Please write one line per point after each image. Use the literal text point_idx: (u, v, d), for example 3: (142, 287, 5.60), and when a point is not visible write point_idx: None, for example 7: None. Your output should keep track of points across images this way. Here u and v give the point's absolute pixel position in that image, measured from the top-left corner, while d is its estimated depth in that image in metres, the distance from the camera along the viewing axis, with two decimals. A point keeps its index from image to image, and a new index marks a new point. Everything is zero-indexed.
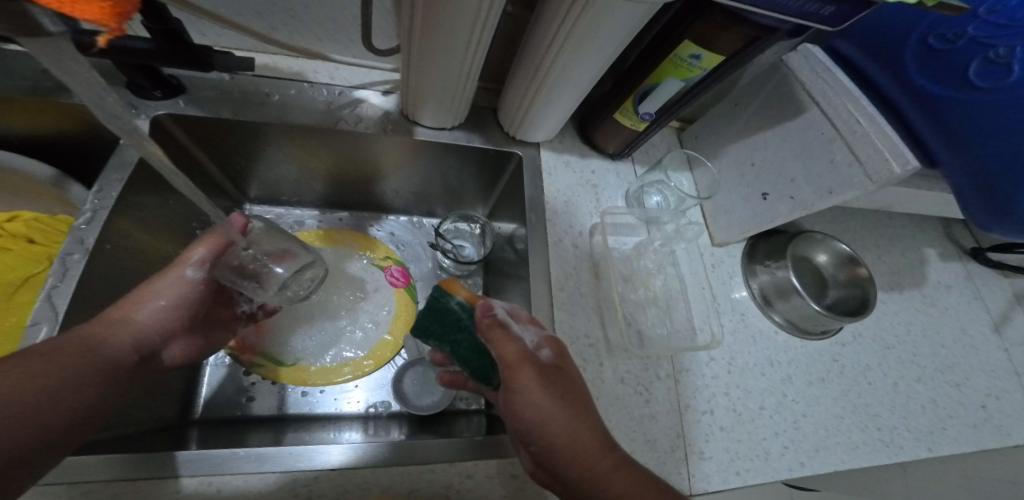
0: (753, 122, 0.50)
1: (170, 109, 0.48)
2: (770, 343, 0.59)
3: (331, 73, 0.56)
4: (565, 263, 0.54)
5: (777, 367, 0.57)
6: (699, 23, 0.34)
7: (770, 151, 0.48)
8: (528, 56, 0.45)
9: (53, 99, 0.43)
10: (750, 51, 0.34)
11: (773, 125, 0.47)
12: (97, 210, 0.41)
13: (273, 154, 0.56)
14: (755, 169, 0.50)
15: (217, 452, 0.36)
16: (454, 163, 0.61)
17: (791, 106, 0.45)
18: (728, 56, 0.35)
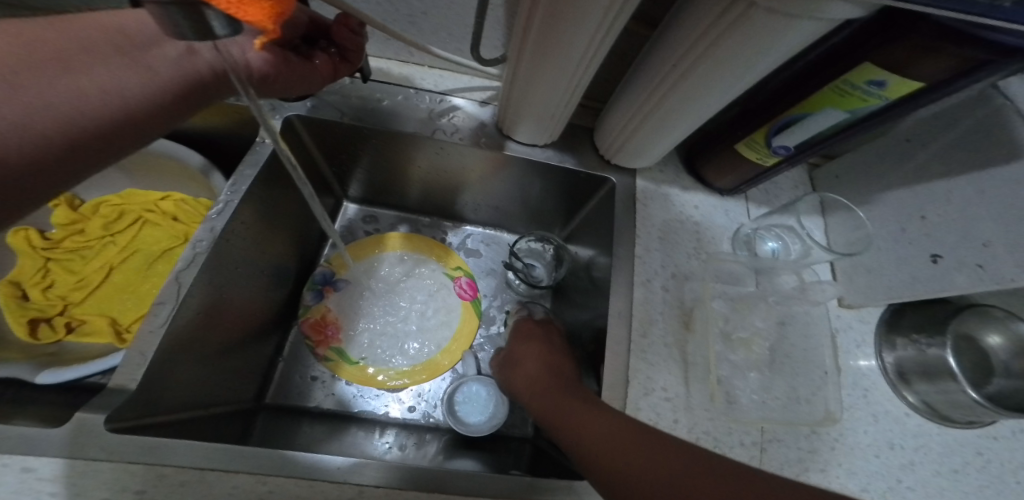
0: (934, 166, 0.42)
1: (300, 111, 0.51)
2: (896, 425, 0.46)
3: (435, 80, 0.58)
4: (652, 306, 0.48)
5: (898, 453, 0.44)
6: (889, 46, 0.28)
7: (952, 205, 0.40)
8: (641, 78, 0.41)
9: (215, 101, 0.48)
10: (958, 81, 0.28)
11: (966, 173, 0.39)
12: (229, 202, 0.46)
13: (376, 160, 0.59)
14: (925, 224, 0.42)
15: (277, 453, 0.37)
16: (540, 182, 0.58)
17: (1004, 149, 0.36)
18: (927, 84, 0.29)
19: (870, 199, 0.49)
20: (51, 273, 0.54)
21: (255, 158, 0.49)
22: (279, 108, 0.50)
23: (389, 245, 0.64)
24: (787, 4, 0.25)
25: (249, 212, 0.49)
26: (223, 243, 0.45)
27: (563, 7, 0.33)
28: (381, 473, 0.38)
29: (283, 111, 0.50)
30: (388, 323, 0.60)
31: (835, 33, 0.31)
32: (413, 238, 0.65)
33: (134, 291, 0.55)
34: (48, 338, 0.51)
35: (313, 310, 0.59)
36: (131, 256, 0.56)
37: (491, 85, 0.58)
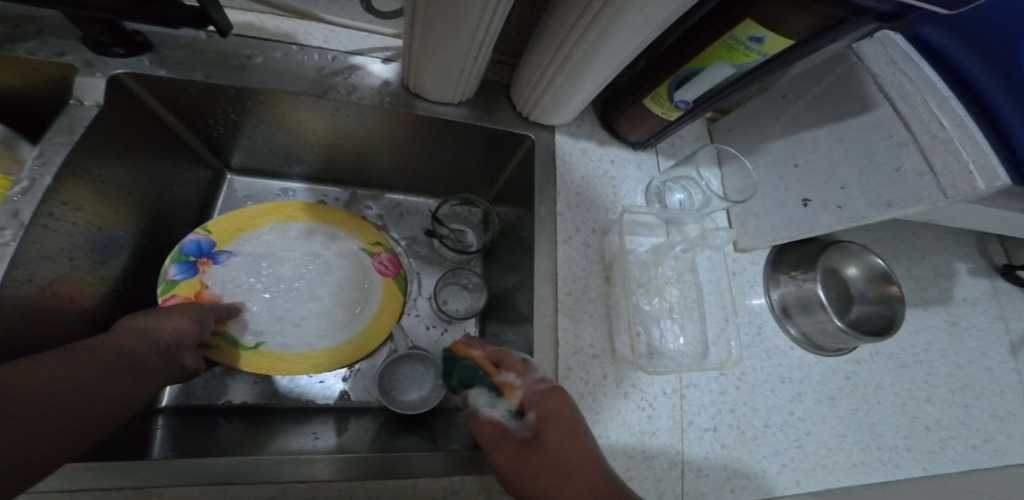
0: (807, 118, 0.46)
1: (131, 68, 0.41)
2: (784, 360, 0.53)
3: (325, 36, 0.50)
4: (574, 264, 0.50)
5: (787, 386, 0.52)
6: None
7: (819, 153, 0.45)
8: (550, 31, 0.40)
9: (4, 54, 0.38)
10: (823, 38, 0.30)
11: (831, 122, 0.43)
12: (35, 179, 0.36)
13: (258, 123, 0.51)
14: (797, 171, 0.48)
15: (183, 463, 0.33)
16: (456, 143, 0.55)
17: (859, 101, 0.41)
18: (797, 39, 0.31)
19: (756, 149, 0.53)
20: None
21: (68, 123, 0.38)
22: (99, 66, 0.40)
23: (290, 213, 0.56)
24: None
25: (77, 191, 0.39)
26: (40, 231, 0.36)
27: None
28: (329, 470, 0.35)
29: (107, 69, 0.40)
30: (293, 302, 0.53)
31: None
32: (320, 207, 0.58)
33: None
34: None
35: (185, 290, 0.49)
36: None
37: (393, 42, 0.52)
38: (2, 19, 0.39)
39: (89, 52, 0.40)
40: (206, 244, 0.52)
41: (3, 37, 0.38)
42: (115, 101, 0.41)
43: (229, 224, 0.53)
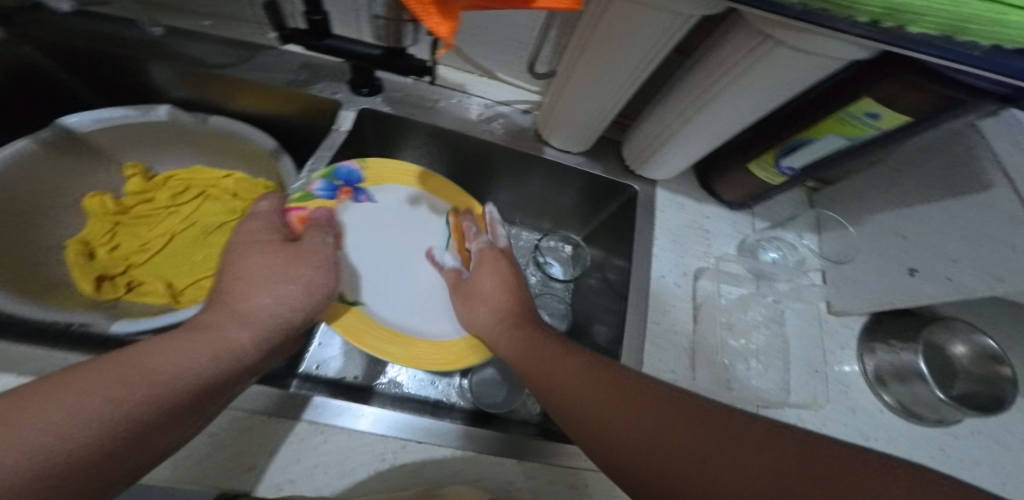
0: (917, 192, 0.49)
1: (370, 105, 0.58)
2: (870, 418, 0.53)
3: (483, 88, 0.64)
4: (665, 299, 0.55)
5: (872, 444, 0.51)
6: (887, 81, 0.35)
7: (925, 226, 0.47)
8: (669, 104, 0.48)
9: (300, 91, 0.56)
10: (941, 115, 0.35)
11: (943, 197, 0.46)
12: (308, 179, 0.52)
13: (422, 154, 0.65)
14: (905, 242, 0.49)
15: (334, 405, 0.43)
16: (566, 187, 0.65)
17: (972, 180, 0.43)
18: (911, 116, 0.36)
19: (860, 218, 0.56)
20: (120, 236, 0.60)
21: (330, 142, 0.56)
22: (353, 102, 0.57)
23: (410, 179, 0.57)
24: (801, 43, 0.31)
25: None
26: None
27: (615, 33, 0.40)
28: (378, 425, 0.43)
29: (356, 105, 0.57)
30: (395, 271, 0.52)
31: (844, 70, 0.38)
32: (431, 177, 0.58)
33: (189, 256, 0.60)
34: (107, 294, 0.56)
35: (315, 202, 0.49)
36: (190, 227, 0.61)
37: (532, 97, 0.65)
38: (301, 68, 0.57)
39: (346, 91, 0.58)
40: (356, 174, 0.53)
41: (301, 78, 0.57)
42: (354, 128, 0.57)
43: (383, 169, 0.55)
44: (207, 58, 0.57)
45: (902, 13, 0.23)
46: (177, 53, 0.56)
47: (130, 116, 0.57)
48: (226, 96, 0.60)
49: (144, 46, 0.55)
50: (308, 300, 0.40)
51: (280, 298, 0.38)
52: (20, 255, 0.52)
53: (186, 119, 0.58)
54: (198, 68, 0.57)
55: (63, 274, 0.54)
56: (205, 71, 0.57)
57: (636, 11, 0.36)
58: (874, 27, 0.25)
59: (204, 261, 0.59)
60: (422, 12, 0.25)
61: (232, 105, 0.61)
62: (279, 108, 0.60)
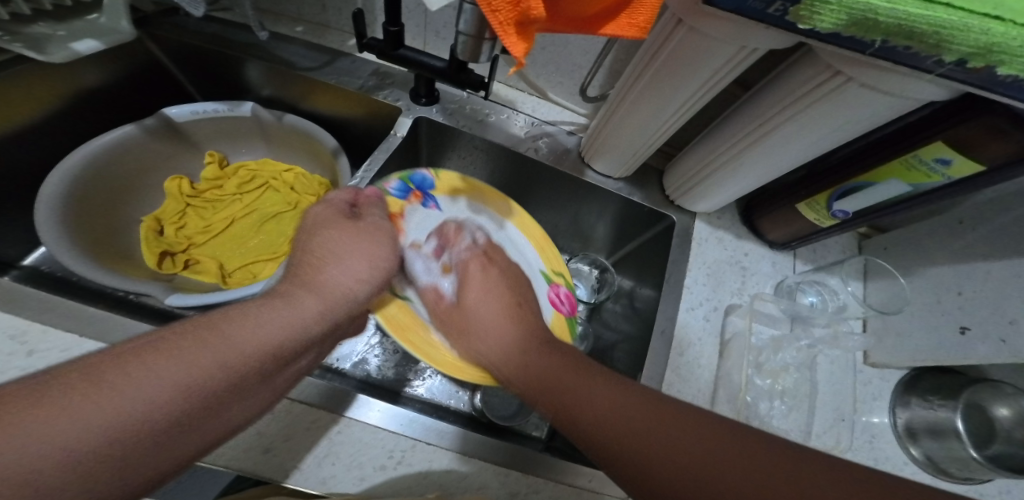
0: (977, 249, 0.48)
1: (428, 114, 0.61)
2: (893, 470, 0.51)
3: (533, 106, 0.68)
4: (696, 330, 0.55)
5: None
6: (962, 128, 0.35)
7: (985, 284, 0.46)
8: (722, 134, 0.50)
9: (368, 96, 0.60)
10: (1013, 169, 0.34)
11: (1005, 255, 0.45)
12: (364, 179, 0.56)
13: (468, 164, 0.68)
14: (960, 299, 0.48)
15: (354, 394, 0.45)
16: (604, 209, 0.66)
17: None
18: (987, 166, 0.36)
19: (912, 270, 0.55)
20: (187, 217, 0.64)
21: (387, 145, 0.59)
22: (412, 110, 0.61)
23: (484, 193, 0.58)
24: (873, 82, 0.32)
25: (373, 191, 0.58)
26: None
27: (680, 61, 0.41)
28: (386, 420, 0.44)
29: (415, 113, 0.61)
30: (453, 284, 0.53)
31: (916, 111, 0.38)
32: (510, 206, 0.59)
33: (245, 242, 0.63)
34: (168, 269, 0.60)
35: (389, 201, 0.52)
36: (248, 214, 0.65)
37: (579, 119, 0.67)
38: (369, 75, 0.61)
39: (408, 99, 0.61)
40: (429, 182, 0.56)
41: (372, 83, 0.61)
42: (410, 134, 0.61)
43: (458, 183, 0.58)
44: (295, 60, 0.61)
45: (996, 54, 0.24)
46: (268, 54, 0.61)
47: (219, 111, 0.61)
48: (297, 95, 0.64)
49: (238, 47, 0.60)
50: (357, 295, 0.40)
51: (351, 272, 0.40)
52: (104, 222, 0.57)
53: (264, 116, 0.62)
54: (282, 68, 0.61)
55: (133, 246, 0.59)
56: (288, 71, 0.60)
57: (706, 42, 0.37)
58: (961, 66, 0.26)
59: (257, 249, 0.63)
60: (502, 31, 0.27)
61: (304, 105, 0.66)
62: (347, 110, 0.64)
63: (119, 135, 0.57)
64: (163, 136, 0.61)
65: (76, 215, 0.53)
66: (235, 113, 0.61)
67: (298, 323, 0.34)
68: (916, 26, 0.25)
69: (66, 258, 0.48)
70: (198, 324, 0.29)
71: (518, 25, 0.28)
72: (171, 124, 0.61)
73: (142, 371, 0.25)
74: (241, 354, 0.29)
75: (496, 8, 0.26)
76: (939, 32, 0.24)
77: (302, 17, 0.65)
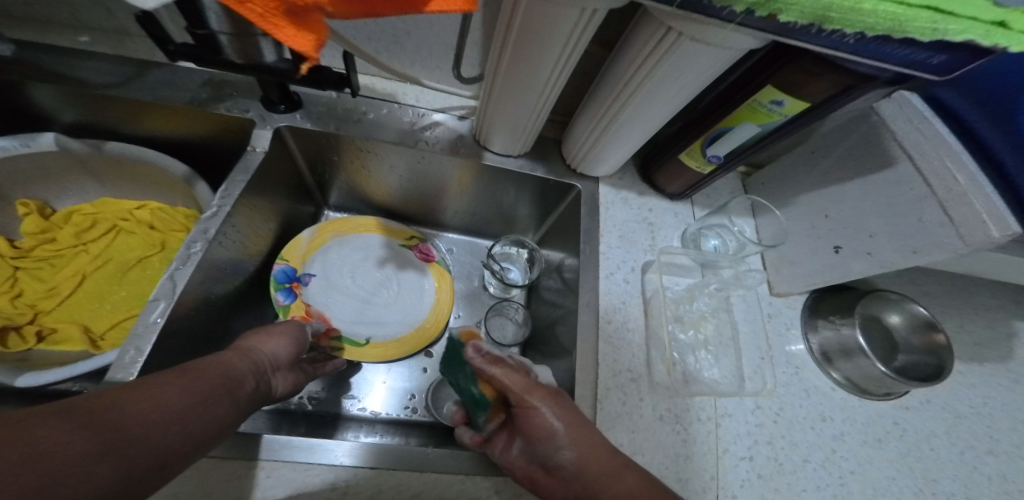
0: (833, 173, 0.51)
1: (289, 122, 0.55)
2: (824, 400, 0.54)
3: (417, 95, 0.63)
4: (617, 297, 0.55)
5: (830, 424, 0.52)
6: (788, 68, 0.36)
7: (847, 205, 0.49)
8: (598, 98, 0.49)
9: (207, 110, 0.53)
10: (840, 99, 0.36)
11: (853, 179, 0.48)
12: (220, 206, 0.49)
13: (360, 167, 0.63)
14: (829, 222, 0.51)
15: (279, 438, 0.40)
16: (512, 189, 0.65)
17: (880, 157, 0.45)
18: (813, 101, 0.37)
19: (786, 202, 0.58)
20: (20, 282, 0.54)
21: (245, 164, 0.52)
22: (269, 120, 0.54)
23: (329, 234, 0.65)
24: (701, 34, 0.32)
25: (245, 214, 0.52)
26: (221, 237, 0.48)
27: (530, 32, 0.39)
28: (353, 455, 0.40)
29: (273, 123, 0.55)
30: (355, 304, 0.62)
31: (747, 60, 0.39)
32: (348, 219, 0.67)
33: (108, 298, 0.54)
34: (16, 346, 0.48)
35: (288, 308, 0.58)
36: (103, 265, 0.56)
37: (467, 102, 0.64)
38: (207, 82, 0.54)
39: (261, 108, 0.55)
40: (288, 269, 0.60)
41: (208, 95, 0.54)
42: (275, 150, 0.55)
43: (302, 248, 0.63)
44: (86, 77, 0.52)
45: (773, 3, 0.25)
46: (64, 74, 0.51)
47: (10, 148, 0.51)
48: (134, 118, 0.55)
49: (12, 69, 0.50)
50: (297, 342, 0.44)
51: (281, 346, 0.42)
52: None
53: (74, 146, 0.53)
54: (84, 88, 0.51)
55: None
56: (94, 94, 0.51)
57: (547, 7, 0.35)
58: (752, 16, 0.26)
59: (124, 300, 0.54)
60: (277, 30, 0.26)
61: (130, 129, 0.57)
62: (190, 129, 0.57)
63: None
64: None
65: None
66: (33, 148, 0.50)
67: (236, 374, 0.34)
68: None
69: None
70: (171, 368, 0.30)
71: (290, 14, 0.26)
72: None
73: (117, 409, 0.24)
74: (197, 384, 0.30)
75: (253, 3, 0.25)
76: None
77: (82, 24, 0.54)
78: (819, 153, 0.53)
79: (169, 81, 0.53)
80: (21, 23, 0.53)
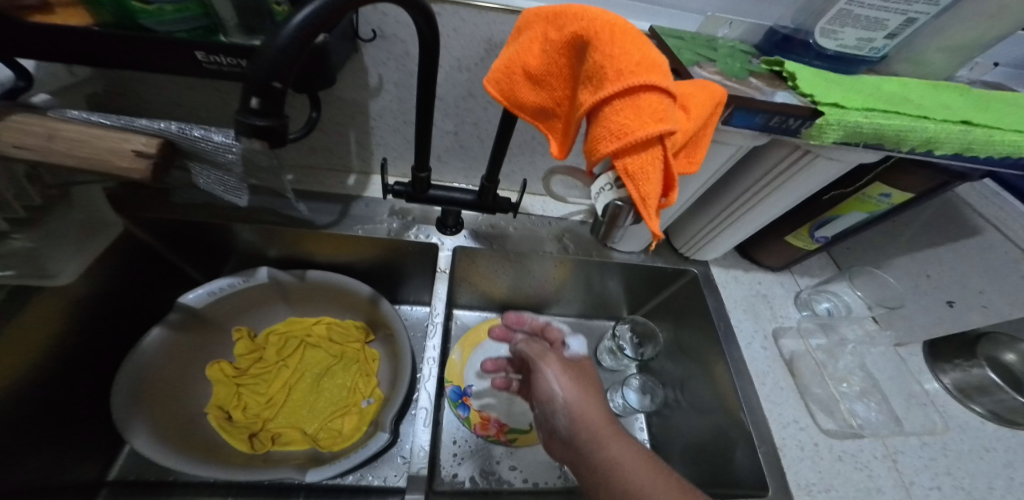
0: (921, 239, 0.64)
1: (459, 243, 0.67)
2: (980, 432, 0.58)
3: (542, 206, 0.77)
4: (760, 363, 0.62)
5: (997, 455, 0.56)
6: (890, 172, 0.49)
7: (945, 266, 0.61)
8: (719, 201, 0.61)
9: (399, 240, 0.64)
10: (938, 189, 0.49)
11: (946, 243, 0.60)
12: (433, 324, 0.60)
13: (502, 272, 0.74)
14: (931, 280, 0.62)
15: None
16: (633, 278, 0.75)
17: (966, 229, 0.59)
18: (915, 192, 0.49)
19: (881, 263, 0.69)
20: (244, 397, 0.61)
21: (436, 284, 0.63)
22: (446, 242, 0.67)
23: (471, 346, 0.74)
24: (839, 156, 0.45)
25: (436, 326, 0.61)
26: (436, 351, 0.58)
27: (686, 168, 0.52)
28: None
29: (450, 244, 0.67)
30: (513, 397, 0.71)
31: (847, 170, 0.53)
32: (479, 327, 0.77)
33: (314, 403, 0.62)
34: (261, 449, 0.57)
35: (472, 415, 0.67)
36: (301, 377, 0.64)
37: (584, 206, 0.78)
38: (394, 211, 0.67)
39: (435, 230, 0.67)
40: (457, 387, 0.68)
41: (397, 225, 0.65)
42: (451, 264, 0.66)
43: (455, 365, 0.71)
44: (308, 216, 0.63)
45: (933, 143, 0.38)
46: (284, 215, 0.62)
47: (235, 285, 0.62)
48: (324, 249, 0.66)
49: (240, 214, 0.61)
50: None
51: None
52: (175, 426, 0.54)
53: (283, 278, 0.65)
54: (299, 227, 0.62)
55: (212, 441, 0.56)
56: (311, 233, 0.62)
57: (714, 146, 0.48)
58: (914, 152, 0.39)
59: (330, 404, 0.62)
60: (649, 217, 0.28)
61: (317, 257, 0.68)
62: (369, 253, 0.68)
63: (151, 342, 0.55)
64: (188, 328, 0.60)
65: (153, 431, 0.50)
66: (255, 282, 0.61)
67: None
68: (885, 131, 0.37)
69: (183, 465, 0.47)
70: None
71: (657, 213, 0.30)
72: (193, 312, 0.60)
73: None
74: None
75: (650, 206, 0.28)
76: (898, 133, 0.37)
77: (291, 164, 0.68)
78: (900, 223, 0.66)
79: (365, 214, 0.65)
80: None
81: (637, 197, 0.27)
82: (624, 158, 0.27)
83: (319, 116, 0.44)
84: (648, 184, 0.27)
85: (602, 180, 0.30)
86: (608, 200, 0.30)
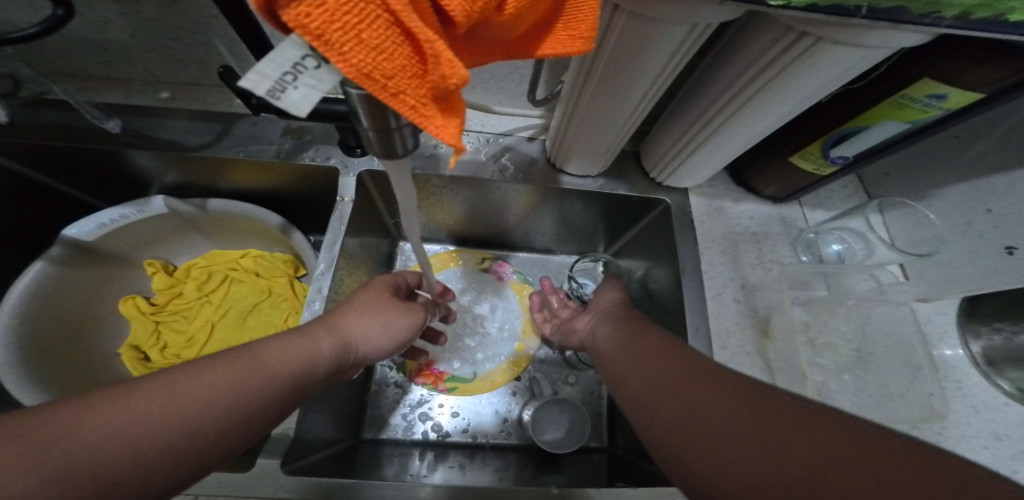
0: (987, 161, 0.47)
1: (368, 166, 0.54)
2: (998, 415, 0.48)
3: (482, 121, 0.61)
4: (726, 320, 0.51)
5: (1009, 444, 0.46)
6: (948, 61, 0.30)
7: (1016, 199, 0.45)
8: (690, 111, 0.45)
9: (294, 163, 0.54)
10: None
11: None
12: (328, 264, 0.51)
13: (449, 199, 0.62)
14: (991, 217, 0.47)
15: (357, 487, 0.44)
16: (593, 208, 0.61)
17: None
18: (985, 94, 0.31)
19: (928, 194, 0.53)
20: (163, 335, 0.61)
21: (341, 216, 0.53)
22: (351, 165, 0.54)
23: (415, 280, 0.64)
24: (854, 36, 0.27)
25: (345, 266, 0.54)
26: (333, 302, 0.51)
27: (621, 61, 0.36)
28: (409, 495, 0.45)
29: (355, 168, 0.54)
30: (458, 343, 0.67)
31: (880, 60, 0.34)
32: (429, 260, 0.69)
33: (235, 343, 0.61)
34: None
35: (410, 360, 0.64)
36: (224, 313, 0.63)
37: (535, 121, 0.62)
38: (288, 131, 0.55)
39: (342, 154, 0.55)
40: None
41: (289, 146, 0.54)
42: (359, 195, 0.54)
43: None
44: (181, 139, 0.53)
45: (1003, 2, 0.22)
46: (151, 138, 0.53)
47: (128, 215, 0.56)
48: (216, 176, 0.57)
49: (102, 136, 0.52)
50: None
51: None
52: (87, 365, 0.56)
53: (181, 207, 0.58)
54: (172, 151, 0.53)
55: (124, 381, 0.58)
56: (188, 156, 0.53)
57: (651, 26, 0.31)
58: (964, 20, 0.23)
59: (250, 344, 0.61)
60: (420, 118, 0.17)
61: (221, 184, 0.59)
62: (272, 181, 0.58)
63: (35, 277, 0.53)
64: (82, 261, 0.57)
65: (46, 373, 0.51)
66: (148, 212, 0.56)
67: None
68: None
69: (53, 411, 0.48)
70: None
71: (440, 100, 0.18)
72: (83, 246, 0.56)
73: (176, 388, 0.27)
74: None
75: (398, 89, 0.16)
76: None
77: (161, 79, 0.56)
78: (966, 139, 0.48)
79: (253, 135, 0.55)
80: (104, 83, 0.55)
81: (356, 74, 0.15)
82: (297, 3, 0.13)
83: (59, 13, 0.32)
84: (364, 46, 0.14)
85: (287, 48, 0.14)
86: (316, 91, 0.15)
